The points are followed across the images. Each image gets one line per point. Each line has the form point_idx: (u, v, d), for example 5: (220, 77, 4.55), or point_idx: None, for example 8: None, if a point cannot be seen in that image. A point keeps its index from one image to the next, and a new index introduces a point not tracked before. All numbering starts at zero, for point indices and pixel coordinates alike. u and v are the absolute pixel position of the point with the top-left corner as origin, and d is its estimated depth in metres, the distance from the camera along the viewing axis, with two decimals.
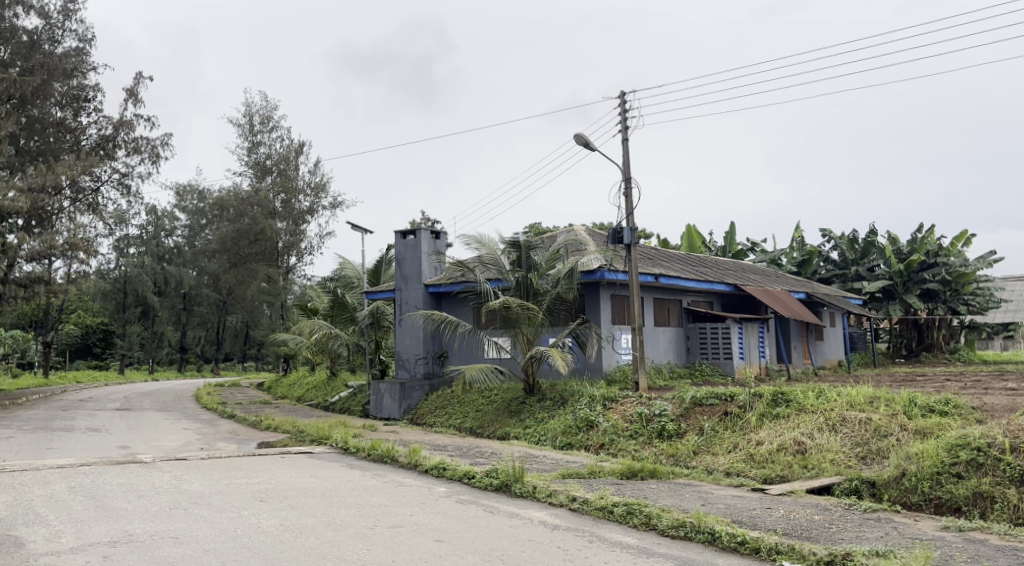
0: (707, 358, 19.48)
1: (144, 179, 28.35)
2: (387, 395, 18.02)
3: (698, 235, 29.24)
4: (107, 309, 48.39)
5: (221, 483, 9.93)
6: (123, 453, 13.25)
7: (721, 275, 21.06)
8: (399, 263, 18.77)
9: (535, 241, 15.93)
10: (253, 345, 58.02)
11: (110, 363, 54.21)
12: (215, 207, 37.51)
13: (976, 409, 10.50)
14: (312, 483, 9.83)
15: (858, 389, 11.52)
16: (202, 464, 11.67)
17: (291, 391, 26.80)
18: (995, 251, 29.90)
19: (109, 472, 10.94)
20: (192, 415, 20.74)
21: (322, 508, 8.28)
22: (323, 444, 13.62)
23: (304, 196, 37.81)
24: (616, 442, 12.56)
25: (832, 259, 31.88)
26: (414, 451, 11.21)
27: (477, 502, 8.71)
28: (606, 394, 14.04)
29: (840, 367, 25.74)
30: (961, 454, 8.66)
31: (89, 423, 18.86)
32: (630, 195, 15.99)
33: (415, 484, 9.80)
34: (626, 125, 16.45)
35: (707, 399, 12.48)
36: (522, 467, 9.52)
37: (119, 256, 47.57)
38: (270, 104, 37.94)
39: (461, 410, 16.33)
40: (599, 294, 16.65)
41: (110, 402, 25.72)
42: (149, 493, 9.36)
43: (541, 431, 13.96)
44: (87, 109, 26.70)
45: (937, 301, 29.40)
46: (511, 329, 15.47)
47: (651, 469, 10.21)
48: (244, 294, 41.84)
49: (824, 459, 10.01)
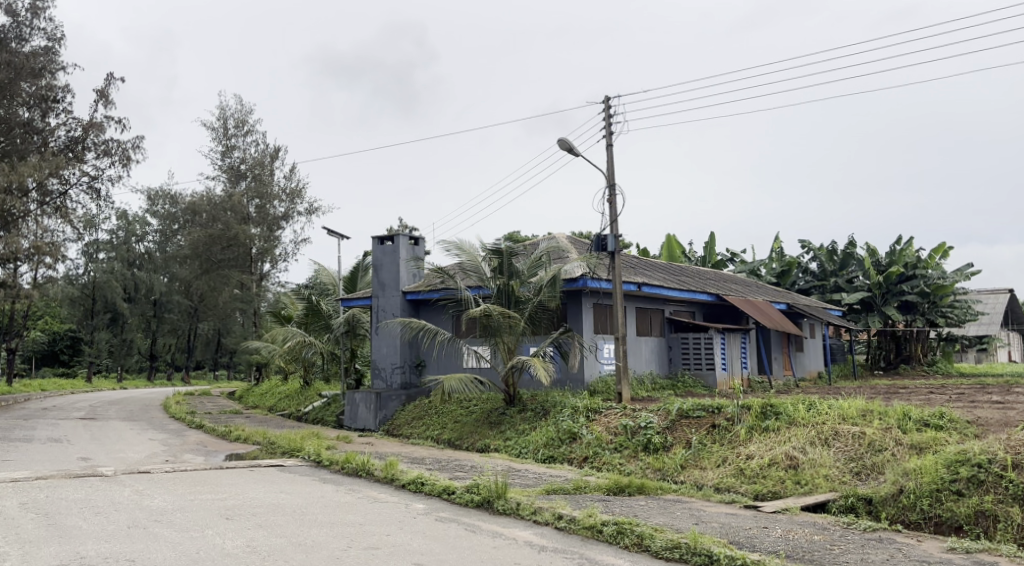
0: (689, 369, 19.20)
1: (115, 183, 27.57)
2: (362, 405, 17.48)
3: (678, 244, 29.05)
4: (75, 315, 47.20)
5: (185, 499, 9.36)
6: (83, 466, 12.59)
7: (703, 285, 20.76)
8: (377, 269, 18.24)
9: (517, 247, 15.48)
10: (225, 353, 56.99)
11: (78, 371, 52.96)
12: (187, 212, 36.68)
13: (971, 423, 10.21)
14: (281, 499, 9.30)
15: (849, 402, 11.24)
16: (164, 478, 11.07)
17: (262, 401, 26.12)
18: (972, 264, 29.98)
19: (65, 486, 10.30)
20: (158, 426, 19.96)
21: (292, 527, 7.77)
22: (294, 457, 13.02)
23: (279, 201, 37.16)
24: (601, 455, 12.15)
25: (810, 270, 31.86)
26: (391, 465, 10.71)
27: (458, 520, 8.24)
28: (589, 406, 13.63)
29: (821, 379, 25.57)
30: (961, 470, 8.33)
31: (49, 433, 18.04)
32: (614, 202, 15.64)
33: (391, 501, 9.29)
34: (610, 130, 16.10)
35: (693, 411, 12.11)
36: (505, 482, 9.05)
37: (88, 262, 46.49)
38: (245, 108, 37.30)
39: (439, 421, 15.82)
40: (581, 303, 16.25)
41: (74, 411, 24.77)
42: (107, 509, 8.77)
43: (522, 443, 13.51)
44: (56, 110, 25.80)
45: (915, 313, 29.41)
46: (491, 338, 15.00)
47: (640, 484, 9.81)
48: (216, 300, 40.98)
49: (817, 474, 9.66)
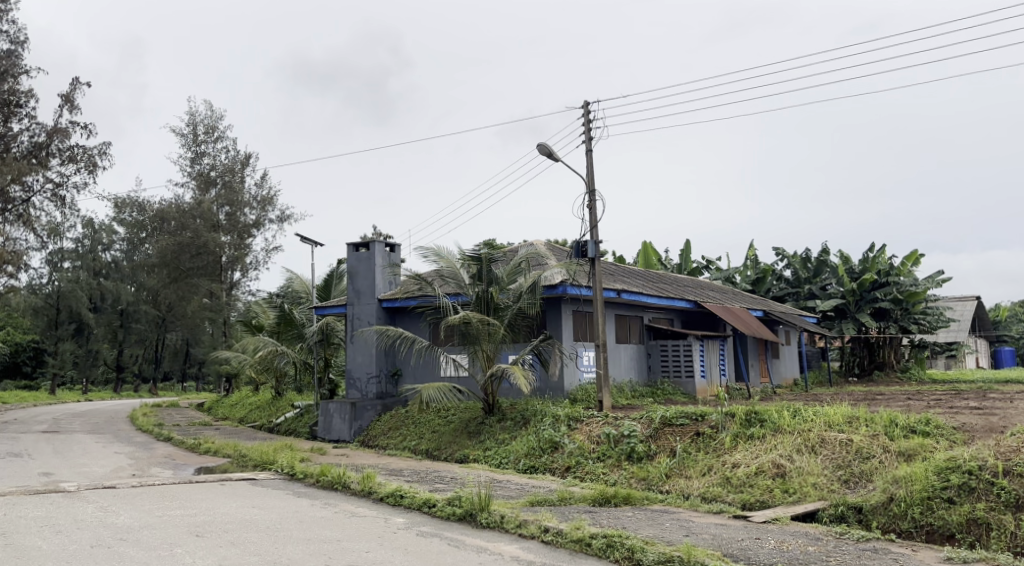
0: (668, 376, 19.05)
1: (80, 189, 26.87)
2: (337, 415, 17.08)
3: (653, 251, 29.01)
4: (38, 326, 46.10)
5: (152, 515, 8.93)
6: (44, 481, 12.07)
7: (681, 292, 20.61)
8: (351, 277, 17.86)
9: (496, 253, 15.22)
10: (194, 363, 55.98)
11: (42, 384, 51.67)
12: (155, 220, 35.90)
13: (957, 429, 10.12)
14: (254, 514, 8.90)
15: (833, 408, 11.09)
16: (132, 493, 10.61)
17: (233, 412, 25.54)
18: (943, 271, 30.27)
19: (26, 503, 9.80)
20: (126, 438, 19.36)
21: (267, 545, 7.42)
22: (266, 470, 12.61)
23: (250, 209, 36.66)
24: (583, 465, 11.91)
25: (784, 278, 32.07)
26: (369, 478, 10.34)
27: (440, 535, 7.93)
28: (571, 414, 13.38)
29: (797, 386, 25.58)
30: (951, 477, 8.19)
31: (9, 447, 17.36)
32: (594, 207, 15.46)
33: (370, 515, 8.95)
34: (590, 135, 15.93)
35: (677, 420, 11.91)
36: (488, 494, 8.74)
37: (52, 271, 45.46)
38: (216, 114, 36.72)
39: (416, 432, 15.47)
40: (560, 310, 16.03)
41: (36, 424, 23.92)
42: (69, 527, 8.31)
43: (503, 453, 13.22)
44: (19, 115, 25.08)
45: (888, 320, 29.60)
46: (469, 345, 14.71)
47: (626, 494, 9.57)
48: (184, 308, 40.23)
49: (805, 482, 9.50)
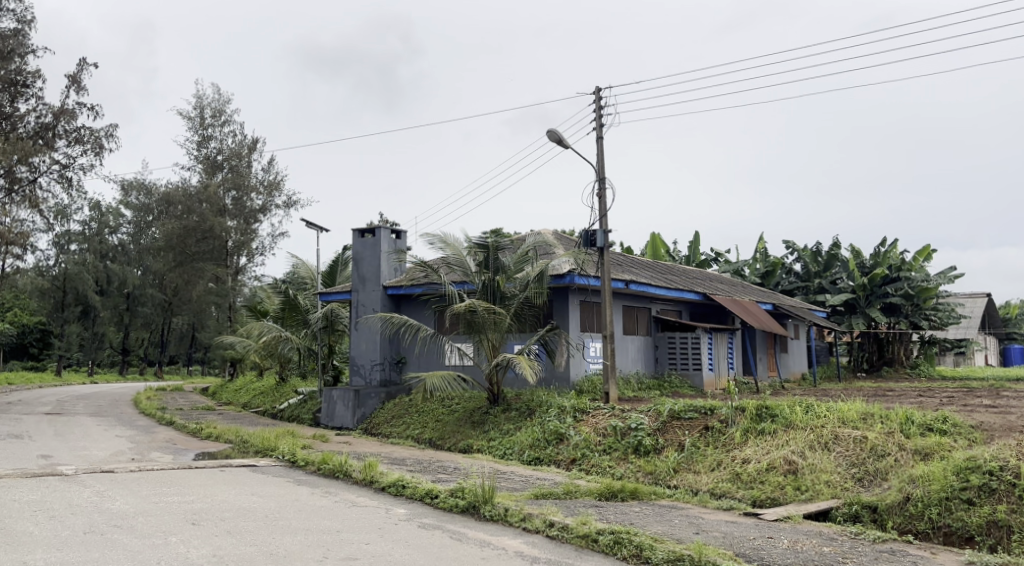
0: (676, 369, 18.84)
1: (87, 171, 26.65)
2: (340, 403, 16.88)
3: (662, 242, 28.67)
4: (44, 308, 45.97)
5: (148, 502, 8.72)
6: (42, 464, 11.88)
7: (690, 284, 20.32)
8: (357, 263, 17.63)
9: (504, 241, 14.96)
10: (200, 347, 55.87)
11: (48, 366, 51.73)
12: (161, 203, 35.68)
13: (975, 428, 9.84)
14: (253, 503, 8.69)
15: (847, 404, 10.83)
16: (129, 478, 10.42)
17: (237, 398, 25.37)
18: (956, 267, 29.85)
19: (21, 486, 9.61)
20: (128, 422, 19.19)
21: (263, 535, 7.20)
22: (267, 456, 12.43)
23: (257, 194, 36.44)
24: (589, 458, 11.67)
25: (794, 271, 31.70)
26: (370, 467, 10.12)
27: (442, 527, 7.71)
28: (577, 406, 13.14)
29: (805, 381, 25.27)
30: (971, 478, 7.93)
31: (10, 429, 17.21)
32: (604, 196, 15.17)
33: (370, 505, 8.74)
34: (600, 121, 15.62)
35: (684, 413, 11.66)
36: (492, 486, 8.50)
37: (59, 254, 45.26)
38: (223, 98, 36.43)
39: (420, 421, 15.27)
40: (567, 299, 15.76)
41: (40, 406, 23.80)
42: (64, 513, 8.11)
43: (507, 444, 12.98)
44: (26, 95, 24.82)
45: (899, 316, 29.25)
46: (475, 334, 14.48)
47: (632, 488, 9.33)
48: (190, 292, 40.04)
49: (818, 480, 9.24)
